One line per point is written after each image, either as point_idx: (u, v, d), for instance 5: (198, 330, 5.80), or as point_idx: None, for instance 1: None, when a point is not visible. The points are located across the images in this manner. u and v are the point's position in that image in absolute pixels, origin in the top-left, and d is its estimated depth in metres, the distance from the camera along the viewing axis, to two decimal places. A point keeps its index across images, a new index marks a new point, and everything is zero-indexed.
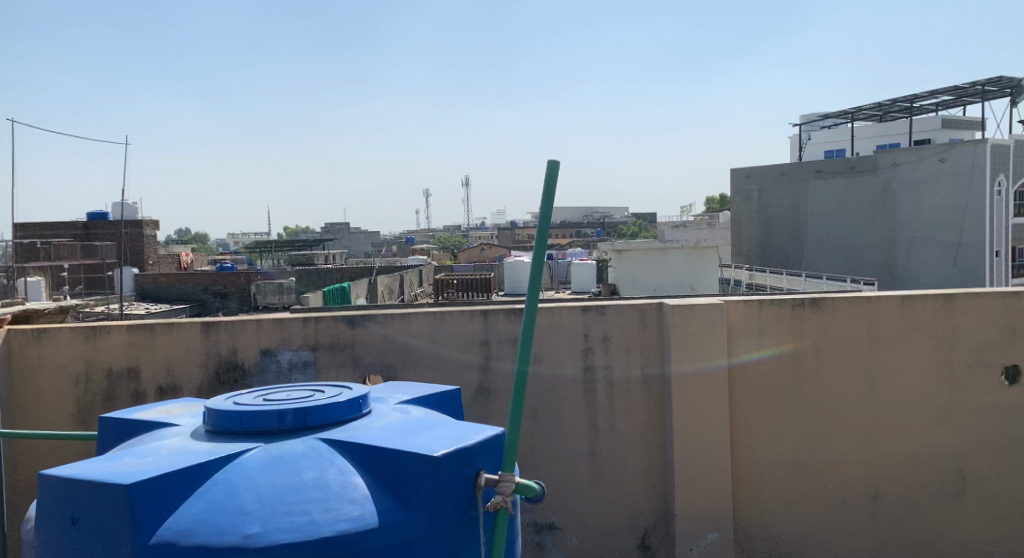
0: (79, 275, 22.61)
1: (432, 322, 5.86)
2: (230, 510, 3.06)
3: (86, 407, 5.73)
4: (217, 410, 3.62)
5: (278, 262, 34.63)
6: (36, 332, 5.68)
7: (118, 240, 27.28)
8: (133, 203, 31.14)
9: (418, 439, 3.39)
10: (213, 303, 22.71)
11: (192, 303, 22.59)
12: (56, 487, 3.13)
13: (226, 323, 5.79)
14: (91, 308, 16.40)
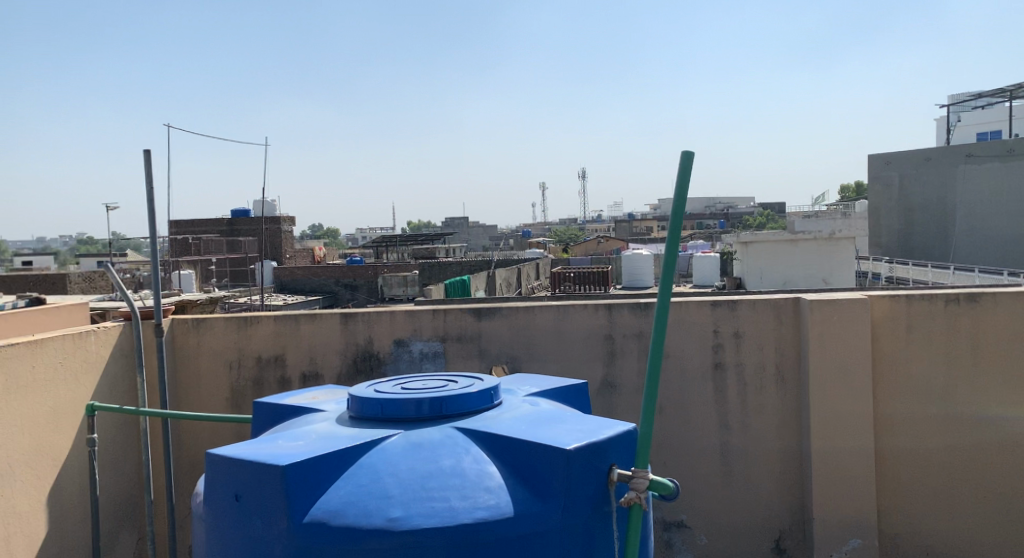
0: (225, 269, 24.09)
1: (558, 315, 5.92)
2: (374, 494, 3.23)
3: (239, 392, 6.14)
4: (360, 397, 3.81)
5: (403, 256, 35.56)
6: (195, 321, 6.13)
7: (259, 236, 28.89)
8: (271, 204, 31.78)
9: (550, 431, 3.46)
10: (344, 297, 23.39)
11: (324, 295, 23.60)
12: (220, 466, 3.40)
13: (362, 314, 6.06)
14: (236, 299, 17.44)
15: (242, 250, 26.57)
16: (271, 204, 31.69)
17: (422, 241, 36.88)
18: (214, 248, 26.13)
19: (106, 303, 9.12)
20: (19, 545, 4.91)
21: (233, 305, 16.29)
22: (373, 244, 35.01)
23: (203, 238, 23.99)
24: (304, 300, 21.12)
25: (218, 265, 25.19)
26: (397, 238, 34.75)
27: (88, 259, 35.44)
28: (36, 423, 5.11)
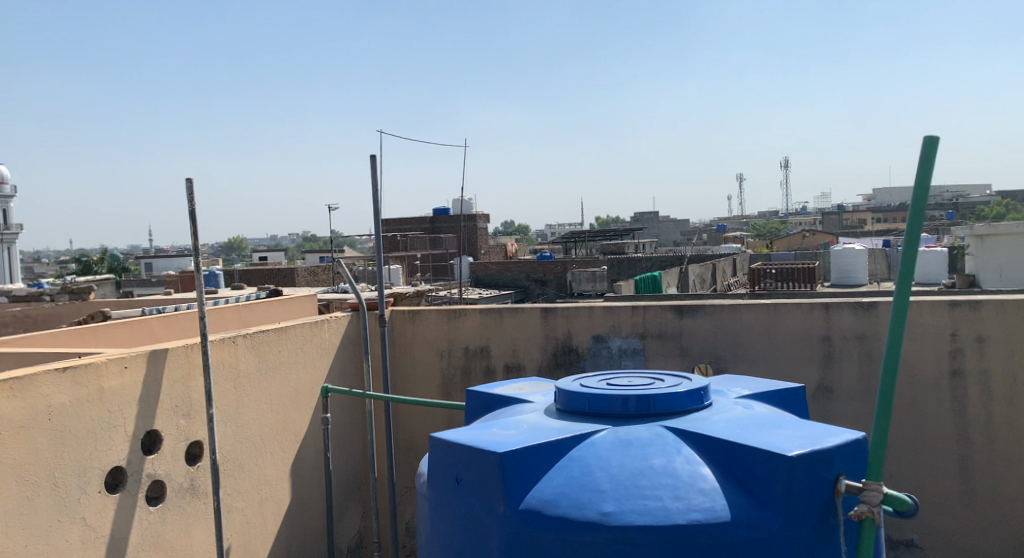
0: (427, 264, 25.35)
1: (767, 314, 5.70)
2: (587, 487, 3.28)
3: (448, 380, 6.43)
4: (568, 390, 3.88)
5: (593, 252, 35.69)
6: (410, 313, 6.49)
7: (457, 232, 30.11)
8: (468, 201, 32.98)
9: (769, 436, 3.34)
10: (536, 291, 23.96)
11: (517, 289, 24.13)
12: (441, 449, 3.59)
13: (563, 309, 6.15)
14: (438, 292, 18.29)
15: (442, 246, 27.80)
16: (469, 202, 32.89)
17: (612, 237, 36.66)
18: (418, 245, 27.54)
19: (325, 294, 9.89)
20: (268, 511, 5.49)
21: (435, 298, 17.08)
22: (562, 240, 35.29)
23: (407, 234, 25.31)
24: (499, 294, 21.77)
25: (421, 260, 26.52)
26: (587, 233, 34.77)
27: (309, 255, 38.47)
28: (281, 401, 5.65)
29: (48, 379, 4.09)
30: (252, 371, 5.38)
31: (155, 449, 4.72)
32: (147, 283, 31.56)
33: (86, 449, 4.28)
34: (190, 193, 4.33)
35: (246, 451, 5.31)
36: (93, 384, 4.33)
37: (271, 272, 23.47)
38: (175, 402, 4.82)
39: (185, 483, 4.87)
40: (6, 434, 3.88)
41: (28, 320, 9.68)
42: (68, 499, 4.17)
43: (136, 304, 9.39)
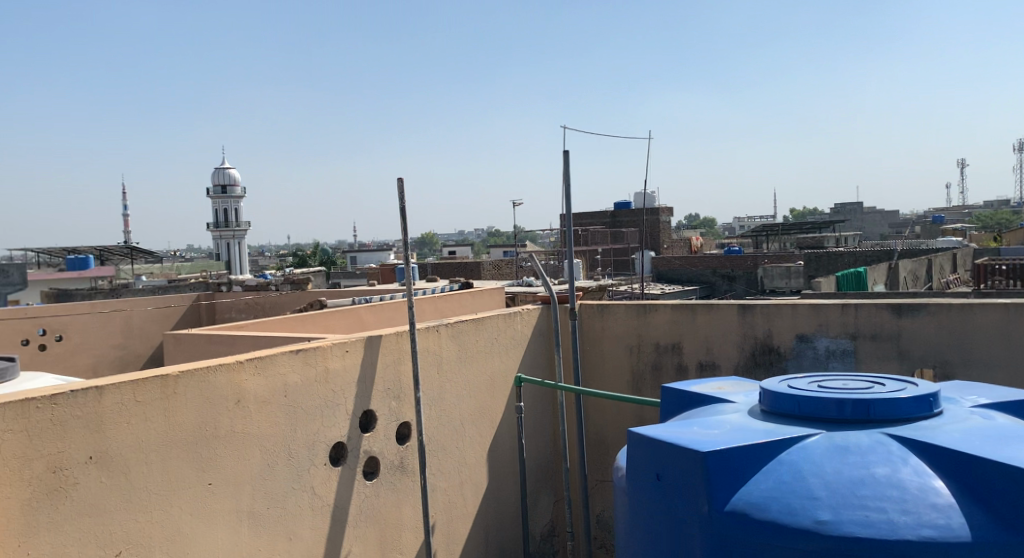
0: (611, 259, 25.21)
1: (1005, 315, 5.13)
2: (799, 493, 3.09)
3: (639, 375, 6.33)
4: (774, 391, 3.67)
5: (786, 246, 33.99)
6: (600, 307, 6.46)
7: (640, 226, 29.69)
8: (650, 194, 32.44)
9: (1017, 451, 3.00)
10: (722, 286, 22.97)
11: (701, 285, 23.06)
12: (642, 445, 3.51)
13: (763, 306, 5.89)
14: (622, 287, 18.11)
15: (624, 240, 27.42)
16: (651, 195, 32.36)
17: (809, 230, 34.76)
18: (602, 239, 27.44)
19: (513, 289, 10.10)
20: (468, 493, 5.68)
21: (619, 292, 16.95)
22: (754, 234, 33.78)
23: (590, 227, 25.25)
24: (681, 290, 21.21)
25: (604, 255, 26.43)
26: (781, 226, 33.03)
27: (492, 248, 39.69)
28: (480, 389, 5.82)
29: (283, 359, 4.45)
30: (454, 359, 5.57)
31: (370, 427, 5.00)
32: (349, 275, 33.70)
33: (315, 424, 4.62)
34: (400, 191, 4.59)
35: (449, 434, 5.52)
36: (320, 365, 4.66)
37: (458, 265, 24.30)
38: (386, 385, 5.08)
39: (396, 461, 5.14)
40: (251, 408, 4.28)
41: (255, 307, 10.66)
42: (300, 469, 4.53)
43: (345, 294, 10.06)
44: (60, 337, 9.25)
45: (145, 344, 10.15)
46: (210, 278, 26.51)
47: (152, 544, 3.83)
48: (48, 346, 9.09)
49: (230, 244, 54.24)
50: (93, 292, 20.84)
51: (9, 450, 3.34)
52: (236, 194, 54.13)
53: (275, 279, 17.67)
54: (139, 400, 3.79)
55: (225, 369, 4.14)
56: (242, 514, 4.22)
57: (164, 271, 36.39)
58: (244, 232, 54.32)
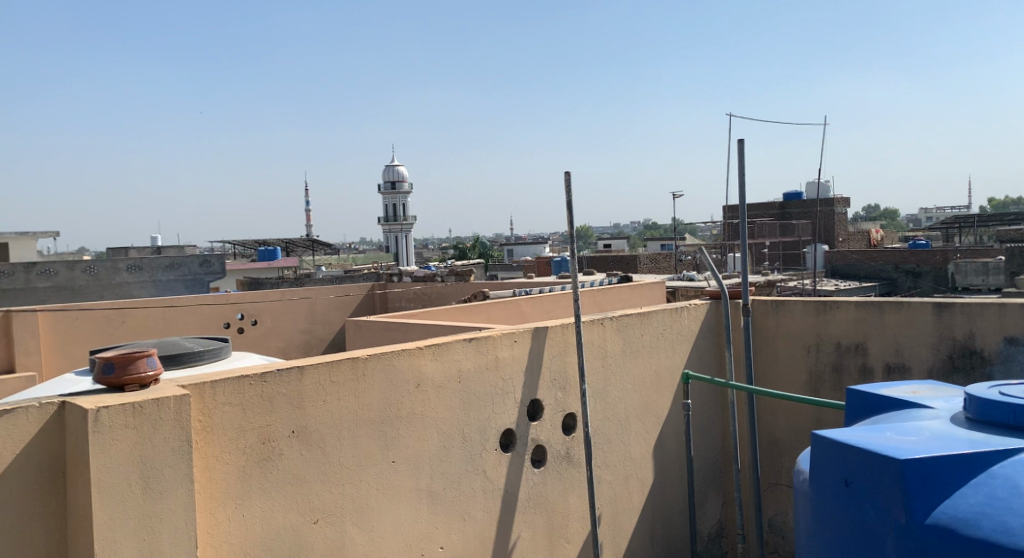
0: (780, 253, 24.12)
1: None
2: (1018, 511, 2.83)
3: (818, 376, 5.98)
4: (982, 397, 3.34)
5: (980, 239, 31.15)
6: (775, 303, 6.16)
7: (813, 219, 28.13)
8: (822, 185, 30.71)
9: None
10: (904, 283, 21.45)
11: (881, 282, 21.64)
12: (829, 449, 3.29)
13: (963, 306, 5.40)
14: (792, 283, 17.26)
15: (795, 233, 26.11)
16: (824, 184, 30.59)
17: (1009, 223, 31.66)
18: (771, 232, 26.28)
19: (679, 284, 9.85)
20: (633, 487, 5.60)
21: (790, 288, 16.16)
22: (943, 226, 31.14)
23: (759, 219, 24.21)
24: (859, 286, 19.91)
25: (773, 248, 25.32)
26: (974, 218, 30.25)
27: (652, 242, 39.12)
28: (645, 384, 5.70)
29: (458, 346, 4.55)
30: (620, 353, 5.49)
31: (538, 416, 5.02)
32: (508, 266, 34.29)
33: (487, 410, 4.70)
34: (567, 184, 4.56)
35: (614, 428, 5.45)
36: (491, 353, 4.72)
37: (617, 258, 24.08)
38: (553, 375, 5.08)
39: (563, 451, 5.13)
40: (431, 391, 4.42)
41: (424, 297, 11.04)
42: (474, 453, 4.63)
43: (507, 286, 10.19)
44: (255, 321, 10.05)
45: (327, 330, 10.77)
46: (381, 271, 24.47)
47: (345, 514, 4.05)
48: (246, 329, 9.91)
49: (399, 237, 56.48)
50: (279, 281, 22.36)
51: (227, 422, 3.65)
52: (406, 190, 56.44)
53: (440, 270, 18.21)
54: (333, 380, 4.00)
55: (406, 354, 4.29)
56: (422, 493, 4.37)
57: (341, 263, 38.56)
58: (414, 226, 56.46)
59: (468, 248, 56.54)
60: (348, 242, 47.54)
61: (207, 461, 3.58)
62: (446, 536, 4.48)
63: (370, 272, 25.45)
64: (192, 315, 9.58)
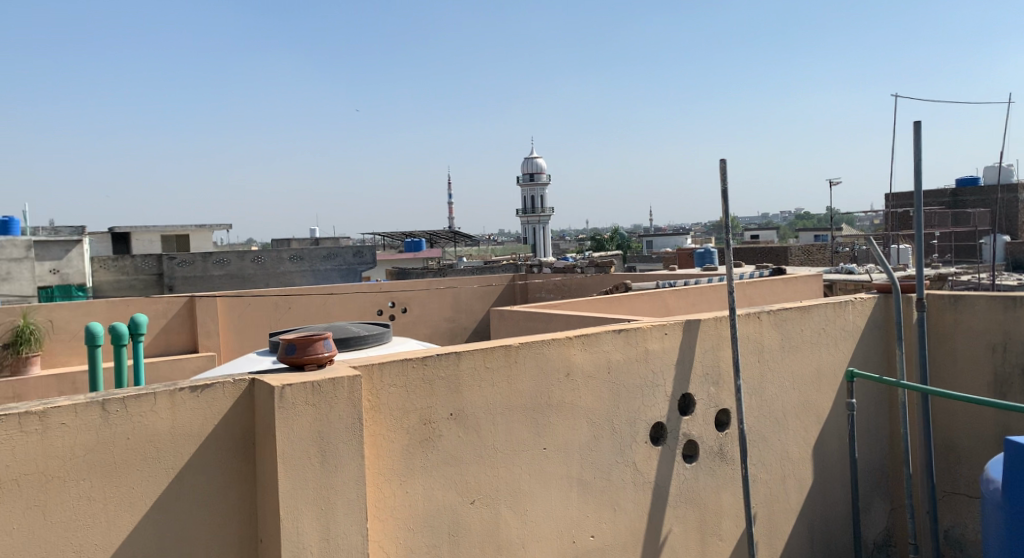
0: (951, 244, 22.40)
1: None
2: None
3: (1004, 378, 5.54)
4: None
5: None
6: (954, 299, 5.75)
7: (990, 208, 25.92)
8: (1001, 170, 28.23)
9: None
10: None
11: None
12: None
13: None
14: (965, 277, 15.97)
15: (970, 222, 24.20)
16: (1003, 169, 28.12)
17: None
18: (941, 222, 24.47)
19: (837, 277, 9.37)
20: (790, 488, 5.40)
21: (963, 282, 14.96)
22: None
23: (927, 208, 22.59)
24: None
25: (943, 240, 23.56)
26: None
27: (806, 233, 37.41)
28: (805, 381, 5.48)
29: (607, 337, 4.54)
30: (777, 348, 5.30)
31: (690, 411, 4.93)
32: (650, 258, 33.81)
33: (638, 402, 4.67)
34: (722, 173, 4.44)
35: (770, 426, 5.28)
36: (641, 345, 4.68)
37: (767, 250, 23.21)
38: (706, 369, 4.97)
39: (716, 447, 5.01)
40: (581, 381, 4.44)
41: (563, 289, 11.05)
42: (624, 444, 4.62)
43: (654, 278, 10.06)
44: (405, 309, 10.45)
45: (471, 318, 11.05)
46: (521, 262, 24.91)
47: (499, 496, 4.16)
48: (397, 316, 10.33)
49: (537, 228, 57.04)
50: (425, 271, 23.26)
51: (392, 402, 3.82)
52: (545, 181, 57.06)
53: (582, 262, 18.20)
54: (487, 366, 4.10)
55: (557, 343, 4.34)
56: (573, 480, 4.42)
57: (484, 254, 39.43)
58: (551, 217, 56.91)
59: (608, 240, 56.86)
60: (490, 234, 48.76)
61: (375, 439, 3.76)
62: (597, 525, 4.51)
63: (513, 263, 25.91)
64: (349, 301, 10.09)
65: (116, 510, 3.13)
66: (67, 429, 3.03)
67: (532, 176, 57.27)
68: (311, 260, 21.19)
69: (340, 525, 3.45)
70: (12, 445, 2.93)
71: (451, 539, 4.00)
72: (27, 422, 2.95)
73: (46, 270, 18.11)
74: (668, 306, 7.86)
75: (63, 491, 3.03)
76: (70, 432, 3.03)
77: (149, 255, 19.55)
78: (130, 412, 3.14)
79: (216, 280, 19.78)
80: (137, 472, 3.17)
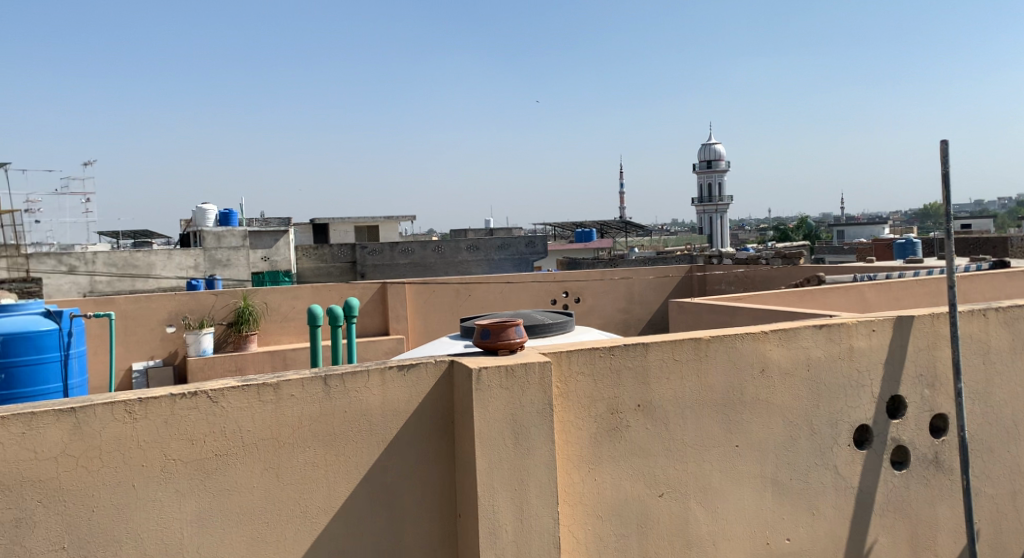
0: None
1: None
2: None
3: None
4: None
5: None
6: None
7: None
8: None
9: None
10: None
11: None
12: None
13: None
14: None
15: None
16: None
17: None
18: None
19: None
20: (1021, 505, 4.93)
21: None
22: None
23: None
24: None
25: None
26: None
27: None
28: None
29: (807, 333, 4.34)
30: (1005, 349, 4.82)
31: (899, 414, 4.60)
32: (839, 249, 31.91)
33: (841, 402, 4.43)
34: (942, 156, 4.11)
35: (997, 435, 4.83)
36: (845, 343, 4.43)
37: (977, 241, 21.25)
38: (920, 370, 4.61)
39: (930, 455, 4.65)
40: (776, 378, 4.27)
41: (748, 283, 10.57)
42: (825, 446, 4.41)
43: (849, 271, 9.49)
44: (578, 298, 10.55)
45: (646, 310, 10.97)
46: (698, 253, 24.35)
47: (689, 490, 4.10)
48: (570, 306, 10.44)
49: (715, 218, 55.61)
50: (598, 262, 23.26)
51: (581, 390, 3.86)
52: (724, 168, 55.27)
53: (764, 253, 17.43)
54: (677, 358, 4.04)
55: (752, 337, 4.19)
56: (767, 480, 4.27)
57: (658, 245, 38.88)
58: (730, 207, 55.12)
59: (792, 230, 54.47)
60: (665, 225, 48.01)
61: (564, 425, 3.82)
62: (794, 528, 4.33)
63: (689, 253, 25.37)
64: (524, 291, 10.20)
65: (335, 478, 3.38)
66: (296, 400, 3.30)
67: (710, 163, 55.68)
68: (485, 250, 21.70)
69: (534, 507, 3.53)
70: (252, 412, 3.23)
71: (640, 531, 3.99)
72: (263, 392, 3.25)
73: (258, 258, 19.80)
74: (869, 301, 7.39)
75: (291, 456, 3.30)
76: (298, 403, 3.30)
77: (343, 244, 20.92)
78: (347, 387, 3.37)
79: (402, 268, 20.84)
80: (354, 443, 3.40)
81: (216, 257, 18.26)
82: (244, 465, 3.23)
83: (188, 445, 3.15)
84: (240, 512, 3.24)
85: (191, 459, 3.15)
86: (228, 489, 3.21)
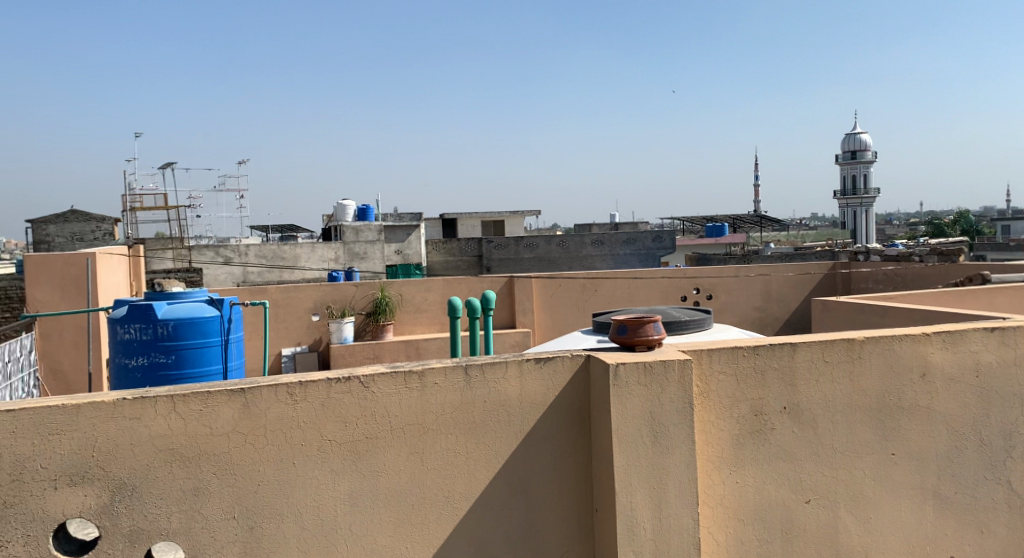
0: None
1: None
2: None
3: None
4: None
5: None
6: None
7: None
8: None
9: None
10: None
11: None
12: None
13: None
14: None
15: None
16: None
17: None
18: None
19: None
20: None
21: None
22: None
23: None
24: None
25: None
26: None
27: None
28: None
29: (976, 336, 4.02)
30: None
31: None
32: (999, 245, 29.57)
33: (1013, 412, 4.09)
34: None
35: None
36: (1019, 348, 4.09)
37: None
38: None
39: None
40: (940, 384, 3.99)
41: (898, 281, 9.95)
42: (995, 459, 4.09)
43: (1013, 270, 8.76)
44: (710, 295, 10.27)
45: (784, 309, 10.52)
46: (839, 249, 23.17)
47: (840, 498, 3.89)
48: (701, 303, 10.19)
49: (858, 211, 52.79)
50: (730, 257, 22.59)
51: (722, 390, 3.73)
52: (869, 159, 52.34)
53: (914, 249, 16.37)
54: (827, 359, 3.84)
55: (912, 339, 3.93)
56: (927, 493, 3.99)
57: (796, 240, 37.31)
58: (875, 200, 52.21)
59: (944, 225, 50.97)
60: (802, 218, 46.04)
61: (704, 425, 3.71)
62: (958, 545, 4.04)
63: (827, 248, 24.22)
64: (652, 287, 10.02)
65: (477, 466, 3.42)
66: (440, 388, 3.36)
67: (853, 154, 52.82)
68: (611, 244, 21.56)
69: (672, 507, 3.44)
70: (400, 399, 3.32)
71: (785, 537, 3.82)
72: (410, 379, 3.33)
73: (392, 251, 20.42)
74: None
75: (435, 443, 3.37)
76: (442, 391, 3.36)
77: (472, 238, 21.25)
78: (487, 378, 3.41)
79: (526, 262, 20.94)
80: (495, 434, 3.43)
81: (354, 249, 18.94)
82: (392, 448, 3.32)
83: (342, 427, 3.26)
84: (390, 495, 3.33)
85: (344, 440, 3.26)
86: (378, 472, 3.31)
